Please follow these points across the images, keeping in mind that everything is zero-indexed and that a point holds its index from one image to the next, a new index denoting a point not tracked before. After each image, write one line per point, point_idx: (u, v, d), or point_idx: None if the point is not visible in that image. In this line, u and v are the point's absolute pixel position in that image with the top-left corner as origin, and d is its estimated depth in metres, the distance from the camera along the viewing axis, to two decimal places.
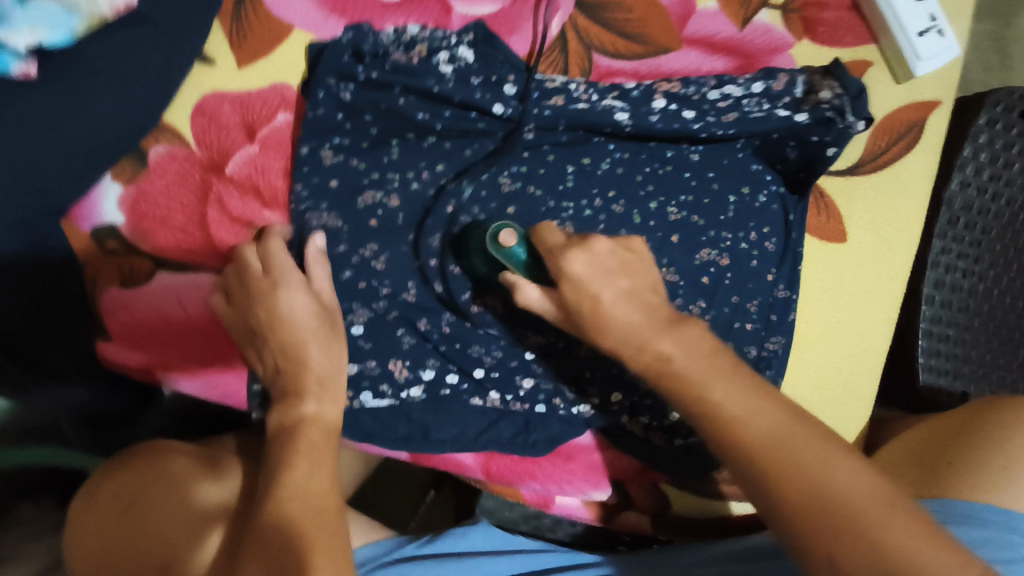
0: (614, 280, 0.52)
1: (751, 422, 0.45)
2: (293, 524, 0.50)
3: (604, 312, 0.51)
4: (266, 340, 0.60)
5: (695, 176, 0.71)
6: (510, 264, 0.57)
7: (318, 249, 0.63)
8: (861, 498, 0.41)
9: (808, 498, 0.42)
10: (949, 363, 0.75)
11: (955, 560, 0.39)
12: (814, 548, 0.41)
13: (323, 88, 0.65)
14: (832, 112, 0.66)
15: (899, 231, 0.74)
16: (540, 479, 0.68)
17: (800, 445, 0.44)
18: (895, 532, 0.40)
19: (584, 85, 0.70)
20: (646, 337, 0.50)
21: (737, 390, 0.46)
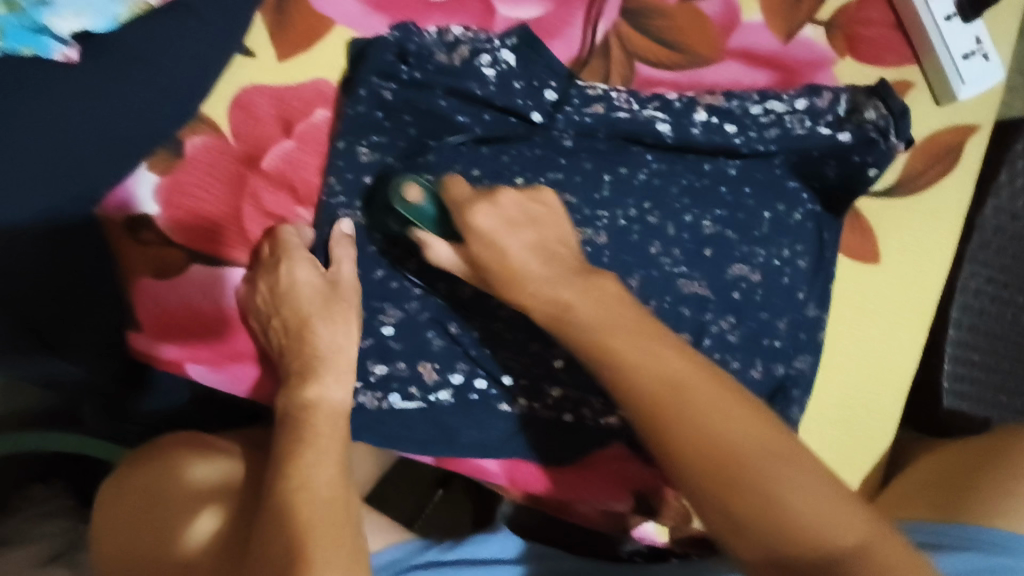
0: (518, 231, 0.51)
1: (644, 369, 0.45)
2: (301, 523, 0.50)
3: (511, 263, 0.50)
4: (279, 316, 0.61)
5: (731, 190, 0.70)
6: (420, 222, 0.54)
7: (343, 233, 0.63)
8: (748, 448, 0.42)
9: (698, 446, 0.42)
10: (973, 389, 0.75)
11: (839, 510, 0.41)
12: (706, 496, 0.42)
13: (366, 86, 0.65)
14: (875, 132, 0.68)
15: (932, 254, 0.74)
16: (561, 486, 0.69)
17: (695, 393, 0.43)
18: (785, 486, 0.41)
19: (625, 94, 0.69)
20: (547, 287, 0.49)
21: (637, 340, 0.46)
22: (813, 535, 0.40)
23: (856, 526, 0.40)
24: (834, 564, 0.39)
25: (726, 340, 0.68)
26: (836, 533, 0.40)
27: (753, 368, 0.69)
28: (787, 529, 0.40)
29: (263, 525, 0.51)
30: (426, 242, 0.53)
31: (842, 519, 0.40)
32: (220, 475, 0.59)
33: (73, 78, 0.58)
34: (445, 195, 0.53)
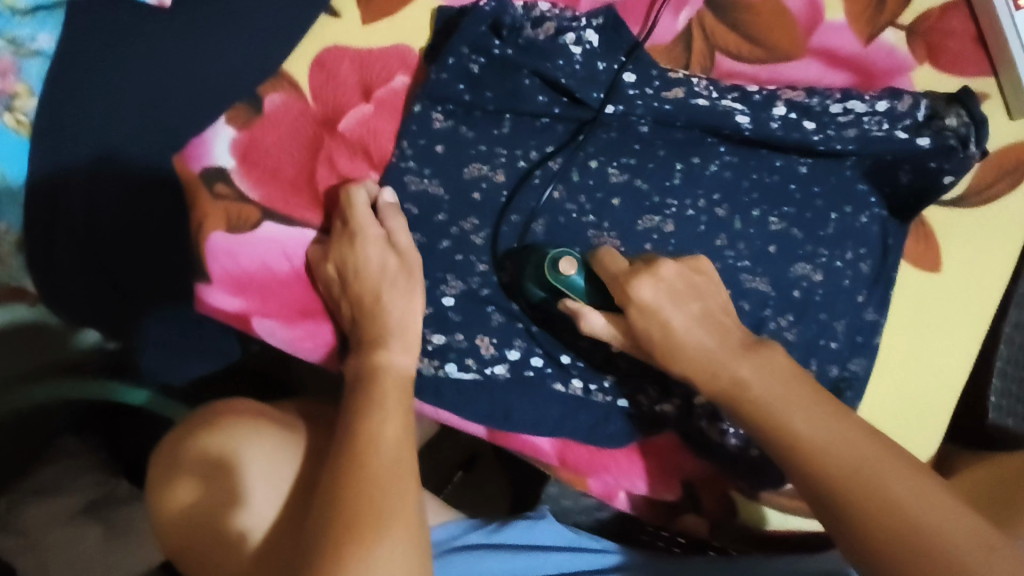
0: (684, 305, 0.54)
1: (837, 447, 0.48)
2: (370, 479, 0.50)
3: (678, 338, 0.53)
4: (347, 290, 0.61)
5: (800, 188, 0.70)
6: (571, 292, 0.58)
7: (388, 203, 0.63)
8: (943, 528, 0.44)
9: (888, 529, 0.44)
10: (1021, 407, 0.75)
11: None
12: (894, 574, 0.44)
13: (455, 55, 0.64)
14: (955, 141, 0.67)
15: (993, 264, 0.74)
16: (615, 473, 0.68)
17: (875, 470, 0.46)
18: (981, 567, 0.42)
19: (705, 81, 0.68)
20: (717, 363, 0.53)
21: (812, 412, 0.49)
22: None
23: None
24: None
25: (783, 337, 0.69)
26: None
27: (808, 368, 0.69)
28: None
29: (337, 478, 0.50)
30: (581, 313, 0.56)
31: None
32: (264, 459, 0.58)
33: (176, 35, 0.59)
34: (598, 268, 0.57)
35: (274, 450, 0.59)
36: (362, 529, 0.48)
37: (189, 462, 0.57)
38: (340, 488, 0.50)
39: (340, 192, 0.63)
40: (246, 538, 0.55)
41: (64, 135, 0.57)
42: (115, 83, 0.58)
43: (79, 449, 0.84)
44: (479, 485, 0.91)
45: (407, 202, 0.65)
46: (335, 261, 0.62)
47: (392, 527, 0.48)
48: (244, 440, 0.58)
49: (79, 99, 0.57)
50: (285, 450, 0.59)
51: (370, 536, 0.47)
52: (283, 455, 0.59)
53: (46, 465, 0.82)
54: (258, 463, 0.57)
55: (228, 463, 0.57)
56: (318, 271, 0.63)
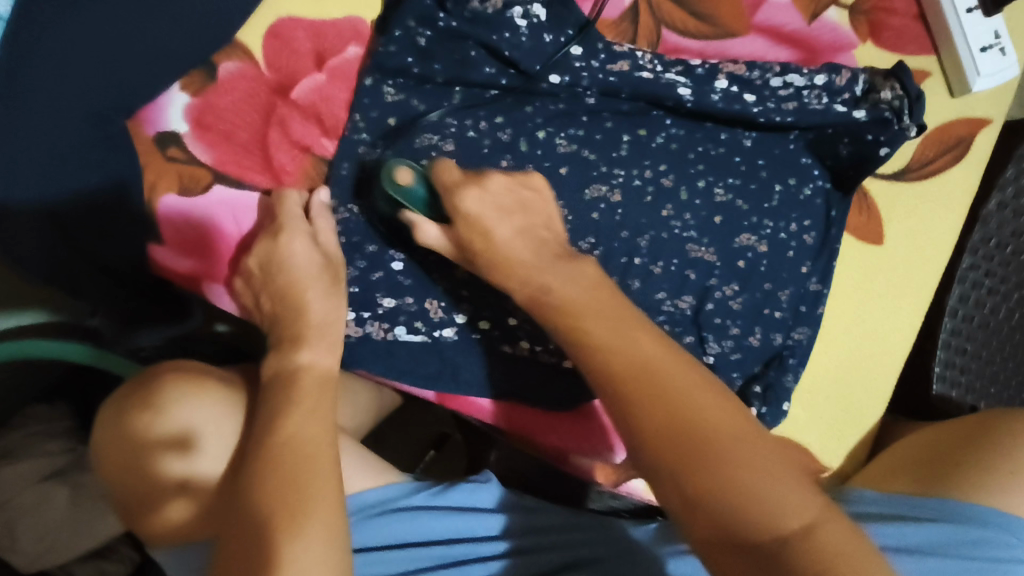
0: (506, 215, 0.57)
1: (633, 354, 0.48)
2: (289, 478, 0.52)
3: (501, 249, 0.56)
4: (268, 286, 0.62)
5: (745, 161, 0.72)
6: (409, 203, 0.59)
7: (322, 202, 0.64)
8: (713, 427, 0.45)
9: (665, 427, 0.45)
10: (962, 376, 0.78)
11: (791, 496, 0.43)
12: (667, 472, 0.44)
13: (402, 28, 0.66)
14: (890, 113, 0.70)
15: (933, 237, 0.76)
16: (559, 433, 0.71)
17: (662, 374, 0.47)
18: (738, 466, 0.43)
19: (650, 55, 0.70)
20: (530, 270, 0.55)
21: (612, 324, 0.50)
22: (768, 519, 0.42)
23: (804, 512, 0.43)
24: (781, 547, 0.41)
25: (727, 306, 0.71)
26: (783, 517, 0.42)
27: (751, 336, 0.71)
28: (764, 520, 0.42)
29: (256, 476, 0.52)
30: (416, 221, 0.57)
31: (800, 503, 0.43)
32: (220, 409, 0.60)
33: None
34: (433, 177, 0.58)
35: (214, 406, 0.59)
36: (279, 529, 0.50)
37: (134, 432, 0.58)
38: (258, 490, 0.52)
39: (273, 195, 0.65)
40: (199, 482, 0.58)
41: (15, 97, 0.56)
42: (50, 39, 0.56)
43: (50, 416, 0.82)
44: (448, 463, 0.91)
45: (363, 169, 0.66)
46: (268, 257, 0.62)
47: (312, 521, 0.51)
48: (200, 391, 0.59)
49: (24, 66, 0.56)
50: (228, 402, 0.61)
51: (289, 531, 0.50)
52: (224, 408, 0.60)
53: (14, 432, 0.80)
54: (200, 423, 0.58)
55: (171, 430, 0.57)
56: (253, 259, 0.63)
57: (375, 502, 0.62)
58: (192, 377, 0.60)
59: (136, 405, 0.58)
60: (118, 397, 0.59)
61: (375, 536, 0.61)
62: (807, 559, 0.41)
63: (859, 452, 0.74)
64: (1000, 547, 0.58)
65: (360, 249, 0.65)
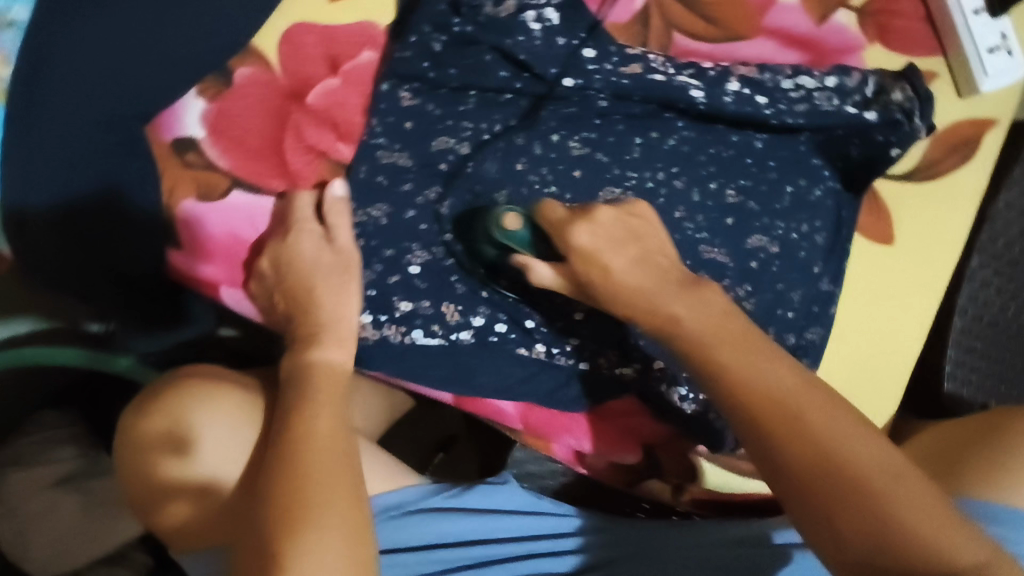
0: (619, 248, 0.56)
1: (761, 384, 0.48)
2: (303, 473, 0.52)
3: (617, 279, 0.55)
4: (280, 283, 0.62)
5: (756, 162, 0.73)
6: (517, 246, 0.61)
7: (337, 198, 0.64)
8: (858, 460, 0.45)
9: (807, 454, 0.46)
10: (972, 375, 0.78)
11: (936, 520, 0.44)
12: (813, 505, 0.45)
13: (418, 33, 0.68)
14: (900, 113, 0.71)
15: (943, 237, 0.77)
16: (575, 435, 0.71)
17: (804, 405, 0.47)
18: (892, 498, 0.44)
19: (661, 58, 0.71)
20: (656, 300, 0.54)
21: (737, 352, 0.50)
22: (926, 545, 0.43)
23: (950, 536, 0.44)
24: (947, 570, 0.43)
25: (742, 307, 0.70)
26: (937, 540, 0.44)
27: (765, 335, 0.71)
28: (920, 546, 0.43)
29: (271, 474, 0.53)
30: (526, 262, 0.58)
31: (944, 527, 0.44)
32: (234, 415, 0.59)
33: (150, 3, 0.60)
34: (540, 218, 0.59)
35: (226, 414, 0.59)
36: (295, 522, 0.50)
37: (150, 439, 0.58)
38: (273, 485, 0.52)
39: (285, 198, 0.65)
40: (214, 489, 0.57)
41: (35, 101, 0.59)
42: (83, 48, 0.59)
43: (57, 422, 0.82)
44: (455, 468, 0.90)
45: (378, 173, 0.66)
46: (280, 255, 0.63)
47: (327, 514, 0.51)
48: (213, 398, 0.59)
49: (50, 68, 0.58)
50: (242, 409, 0.60)
51: (302, 525, 0.50)
52: (235, 418, 0.59)
53: (22, 438, 0.80)
54: (214, 430, 0.58)
55: (184, 438, 0.57)
56: (265, 255, 0.64)
57: (395, 504, 0.63)
58: (207, 386, 0.59)
59: (154, 412, 0.58)
60: (137, 402, 0.60)
61: (395, 538, 0.62)
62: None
63: None
64: (1005, 543, 0.59)
65: (377, 253, 0.66)
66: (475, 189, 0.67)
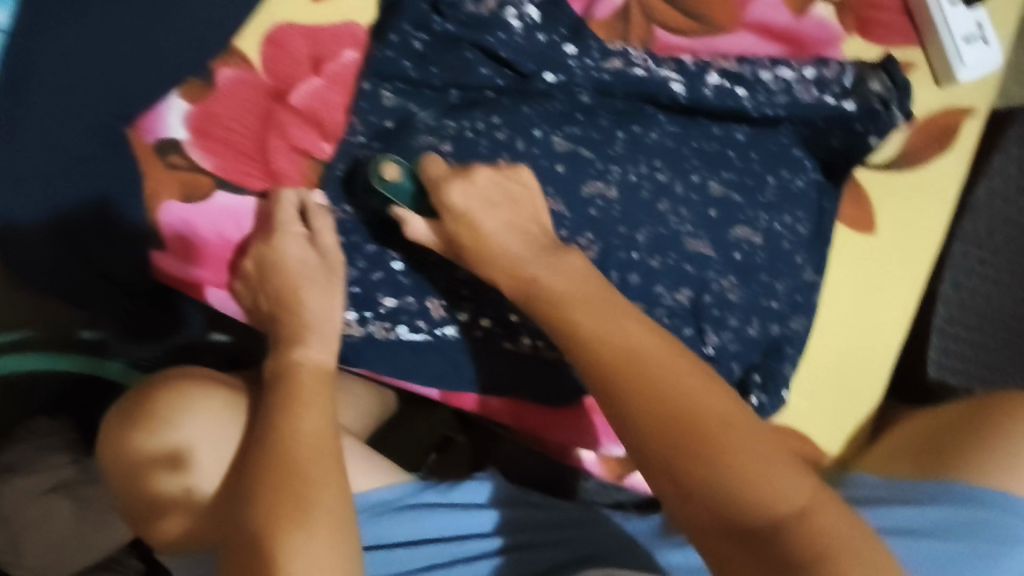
0: (494, 211, 0.60)
1: (626, 344, 0.52)
2: (292, 472, 0.53)
3: (485, 240, 0.59)
4: (265, 285, 0.63)
5: (739, 154, 0.73)
6: (397, 197, 0.61)
7: (319, 204, 0.65)
8: (703, 414, 0.48)
9: (658, 410, 0.48)
10: (960, 363, 0.79)
11: (780, 477, 0.46)
12: (665, 460, 0.47)
13: (398, 32, 0.67)
14: (879, 104, 0.72)
15: (923, 226, 0.78)
16: (563, 430, 0.72)
17: (652, 362, 0.51)
18: (733, 450, 0.47)
19: (642, 52, 0.71)
20: (520, 262, 0.58)
21: (597, 316, 0.54)
22: (761, 501, 0.45)
23: (792, 491, 0.46)
24: (776, 528, 0.44)
25: (726, 299, 0.72)
26: (777, 503, 0.45)
27: (749, 326, 0.72)
28: (756, 500, 0.45)
29: (258, 475, 0.53)
30: (404, 216, 0.60)
31: (792, 486, 0.46)
32: (218, 413, 0.59)
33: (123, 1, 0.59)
34: (421, 174, 0.60)
35: (212, 412, 0.59)
36: (286, 519, 0.51)
37: (136, 448, 0.58)
38: (263, 483, 0.53)
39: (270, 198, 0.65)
40: (200, 487, 0.58)
41: (19, 100, 0.58)
42: (60, 48, 0.58)
43: (50, 429, 0.81)
44: (449, 472, 0.86)
45: (358, 171, 0.66)
46: (267, 260, 0.63)
47: (317, 512, 0.52)
48: (196, 396, 0.59)
49: (28, 70, 0.58)
50: (225, 406, 0.60)
51: (293, 525, 0.51)
52: (221, 416, 0.60)
53: (15, 446, 0.79)
54: (196, 429, 0.58)
55: (171, 441, 0.58)
56: (251, 258, 0.64)
57: (382, 500, 0.63)
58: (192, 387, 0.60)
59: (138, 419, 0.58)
60: (117, 407, 0.60)
61: (380, 534, 0.62)
62: (800, 547, 0.44)
63: (859, 437, 0.75)
64: (1010, 527, 0.59)
65: (360, 249, 0.66)
66: None
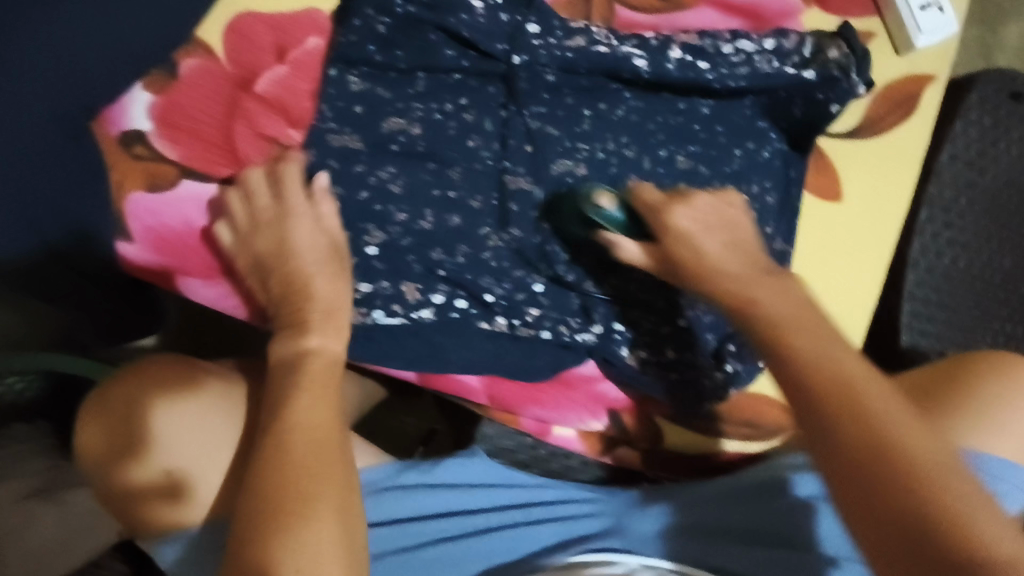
0: (714, 235, 0.59)
1: (860, 378, 0.48)
2: (294, 463, 0.53)
3: (708, 259, 0.57)
4: (273, 270, 0.62)
5: (704, 128, 0.74)
6: (607, 224, 0.63)
7: (323, 187, 0.65)
8: (915, 446, 0.45)
9: (855, 433, 0.46)
10: (929, 325, 0.82)
11: (999, 527, 0.42)
12: (858, 484, 0.45)
13: (361, 16, 0.68)
14: (837, 71, 0.73)
15: (889, 192, 0.79)
16: (544, 406, 0.71)
17: (864, 389, 0.48)
18: (946, 489, 0.43)
19: (604, 30, 0.72)
20: (741, 286, 0.55)
21: (812, 336, 0.51)
22: (976, 546, 0.41)
23: (1008, 544, 0.41)
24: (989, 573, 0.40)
25: None
26: (991, 546, 0.41)
27: None
28: (963, 541, 0.41)
29: (261, 465, 0.53)
30: (614, 240, 0.60)
31: (1009, 540, 0.42)
32: (200, 385, 0.61)
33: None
34: (634, 200, 0.62)
35: (181, 393, 0.60)
36: (291, 512, 0.51)
37: (111, 451, 0.59)
38: (269, 475, 0.53)
39: (271, 173, 0.64)
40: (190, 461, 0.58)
41: None
42: (11, 47, 0.56)
43: (26, 433, 0.79)
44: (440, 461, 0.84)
45: (328, 157, 0.67)
46: (269, 239, 0.62)
47: (321, 506, 0.52)
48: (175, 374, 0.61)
49: None
50: (205, 378, 0.61)
51: (296, 520, 0.51)
52: (201, 389, 0.60)
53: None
54: (180, 403, 0.59)
55: (145, 433, 0.58)
56: (255, 237, 0.63)
57: (371, 483, 0.64)
58: (154, 376, 0.60)
59: (107, 423, 0.59)
60: (100, 397, 0.60)
61: (387, 511, 0.64)
62: None
63: None
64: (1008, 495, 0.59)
65: None
66: (427, 167, 0.69)
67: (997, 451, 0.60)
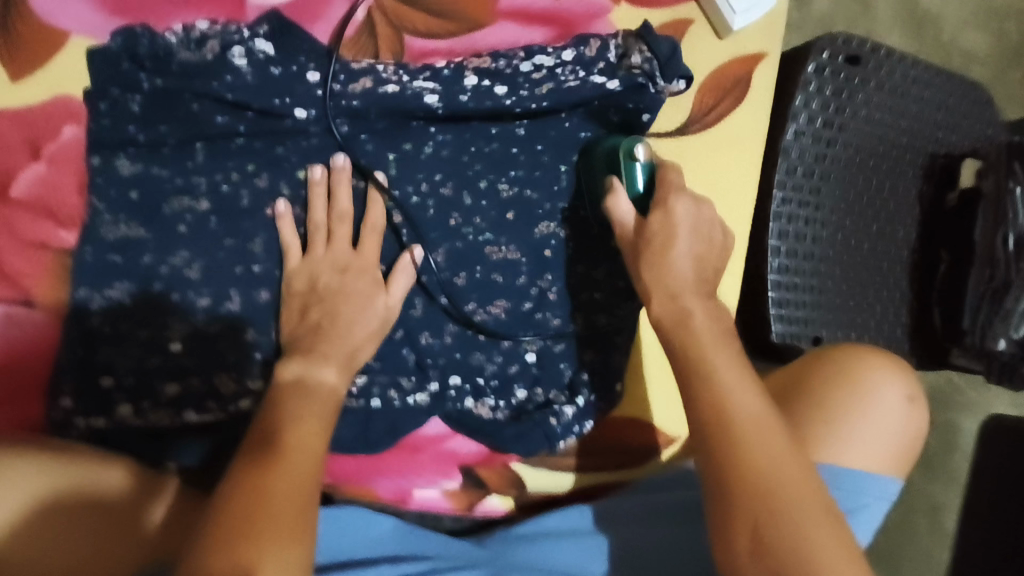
0: (695, 241, 0.56)
1: (745, 426, 0.49)
2: (261, 487, 0.48)
3: (670, 262, 0.55)
4: (315, 300, 0.61)
5: (523, 150, 0.69)
6: (623, 180, 0.60)
7: (410, 260, 0.65)
8: (784, 484, 0.47)
9: (742, 468, 0.48)
10: (800, 312, 0.78)
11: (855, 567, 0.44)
12: (743, 512, 0.47)
13: (108, 99, 0.63)
14: (642, 77, 0.69)
15: (732, 182, 0.76)
16: (389, 473, 0.68)
17: (762, 427, 0.49)
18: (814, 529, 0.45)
19: (392, 66, 0.67)
20: (681, 289, 0.55)
21: (731, 361, 0.52)
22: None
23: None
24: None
25: (546, 299, 0.69)
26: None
27: (573, 322, 0.70)
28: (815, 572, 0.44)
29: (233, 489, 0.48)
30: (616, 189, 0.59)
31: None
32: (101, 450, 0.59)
33: None
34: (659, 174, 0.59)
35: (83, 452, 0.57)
36: (267, 532, 0.45)
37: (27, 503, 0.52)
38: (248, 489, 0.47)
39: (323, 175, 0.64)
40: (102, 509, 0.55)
41: None
42: None
43: None
44: None
45: (110, 252, 0.62)
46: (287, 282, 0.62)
47: (300, 524, 0.47)
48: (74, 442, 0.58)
49: None
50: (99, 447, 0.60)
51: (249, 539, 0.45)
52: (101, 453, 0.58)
53: None
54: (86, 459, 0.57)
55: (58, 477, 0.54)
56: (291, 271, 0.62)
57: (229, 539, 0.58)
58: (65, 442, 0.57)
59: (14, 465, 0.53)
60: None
61: None
62: None
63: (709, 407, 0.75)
64: (843, 500, 0.59)
65: (130, 337, 0.61)
66: (224, 244, 0.63)
67: (846, 460, 0.60)
